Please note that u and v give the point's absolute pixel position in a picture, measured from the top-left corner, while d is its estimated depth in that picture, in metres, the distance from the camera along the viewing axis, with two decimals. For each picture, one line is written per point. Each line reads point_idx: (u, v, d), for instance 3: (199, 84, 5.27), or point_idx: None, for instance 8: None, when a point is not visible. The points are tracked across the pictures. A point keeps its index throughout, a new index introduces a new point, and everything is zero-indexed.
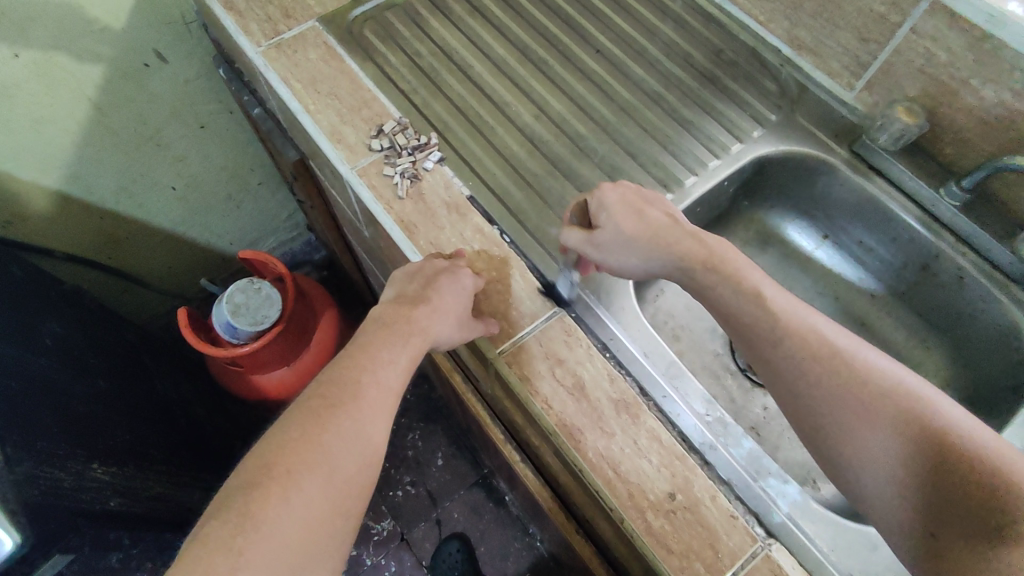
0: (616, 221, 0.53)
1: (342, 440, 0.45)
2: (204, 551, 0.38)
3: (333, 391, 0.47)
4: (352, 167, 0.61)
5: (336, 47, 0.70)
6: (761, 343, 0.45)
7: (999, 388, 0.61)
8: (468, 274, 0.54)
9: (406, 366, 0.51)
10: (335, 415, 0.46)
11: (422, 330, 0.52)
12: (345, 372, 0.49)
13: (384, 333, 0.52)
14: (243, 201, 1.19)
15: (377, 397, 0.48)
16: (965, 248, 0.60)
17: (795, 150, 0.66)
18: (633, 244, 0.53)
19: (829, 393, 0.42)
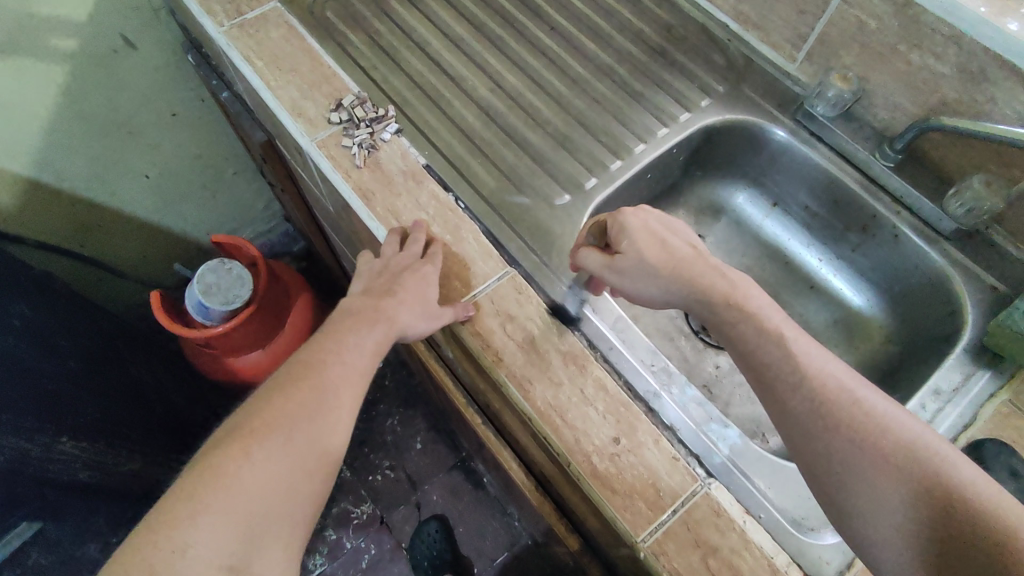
0: (639, 247, 0.53)
1: (308, 414, 0.48)
2: (172, 505, 0.41)
3: (300, 371, 0.51)
4: (311, 140, 0.63)
5: (297, 26, 0.71)
6: (777, 390, 0.46)
7: (931, 339, 0.62)
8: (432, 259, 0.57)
9: (372, 349, 0.54)
10: (302, 390, 0.49)
11: (388, 317, 0.55)
12: (313, 354, 0.52)
13: (353, 321, 0.56)
14: (217, 191, 1.23)
15: (342, 377, 0.52)
16: (900, 206, 0.64)
17: (741, 119, 0.69)
18: (656, 274, 0.52)
19: (842, 442, 0.42)
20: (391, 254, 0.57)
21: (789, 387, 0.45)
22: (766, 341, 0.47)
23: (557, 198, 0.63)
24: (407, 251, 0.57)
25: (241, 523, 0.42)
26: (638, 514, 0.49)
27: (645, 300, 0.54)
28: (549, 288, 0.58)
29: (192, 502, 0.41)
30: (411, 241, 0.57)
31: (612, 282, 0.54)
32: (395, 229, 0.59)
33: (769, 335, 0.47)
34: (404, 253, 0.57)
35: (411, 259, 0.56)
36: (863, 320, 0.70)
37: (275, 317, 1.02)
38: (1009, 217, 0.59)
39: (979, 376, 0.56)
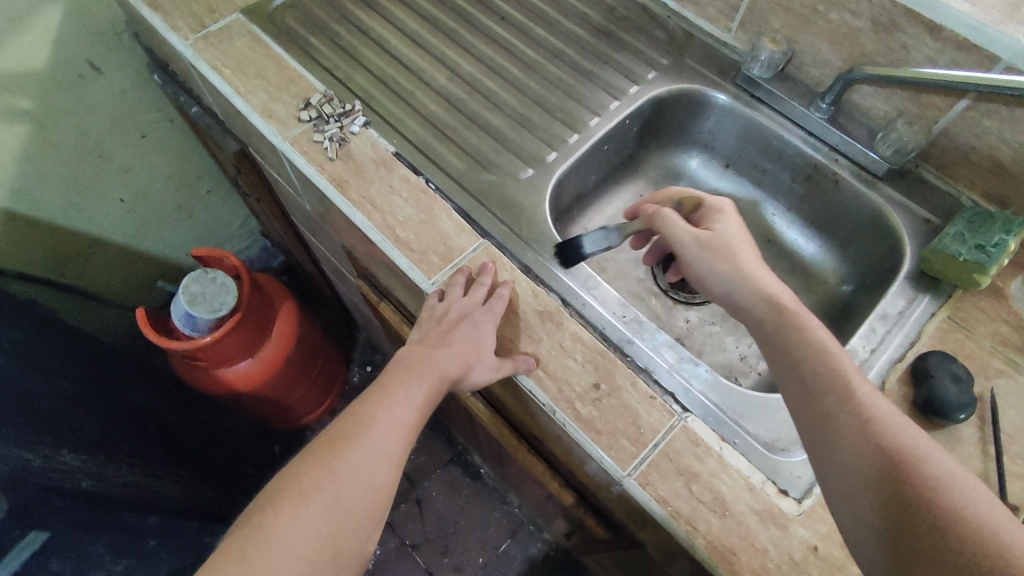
0: (728, 230, 0.53)
1: (354, 468, 0.50)
2: (222, 558, 0.44)
3: (350, 424, 0.53)
4: (284, 138, 0.66)
5: (259, 34, 0.74)
6: (802, 401, 0.44)
7: (879, 272, 0.67)
8: (495, 301, 0.57)
9: (422, 401, 0.55)
10: (349, 444, 0.51)
11: (444, 371, 0.56)
12: (364, 407, 0.54)
13: (402, 374, 0.56)
14: (193, 211, 1.25)
15: (389, 430, 0.53)
16: (836, 154, 0.69)
17: (685, 88, 0.74)
18: (735, 258, 0.52)
19: (857, 464, 0.40)
20: (455, 299, 0.57)
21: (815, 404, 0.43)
22: (805, 359, 0.45)
23: (521, 173, 0.67)
24: (470, 297, 0.57)
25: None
26: (623, 450, 0.52)
27: (707, 284, 0.53)
28: (521, 255, 0.62)
29: (241, 564, 0.44)
30: (479, 283, 0.58)
31: (687, 252, 0.54)
32: (465, 268, 0.60)
33: (804, 351, 0.45)
34: (467, 298, 0.57)
35: (473, 306, 0.57)
36: (819, 265, 0.75)
37: (261, 327, 1.04)
38: (934, 154, 0.65)
39: (920, 299, 0.60)
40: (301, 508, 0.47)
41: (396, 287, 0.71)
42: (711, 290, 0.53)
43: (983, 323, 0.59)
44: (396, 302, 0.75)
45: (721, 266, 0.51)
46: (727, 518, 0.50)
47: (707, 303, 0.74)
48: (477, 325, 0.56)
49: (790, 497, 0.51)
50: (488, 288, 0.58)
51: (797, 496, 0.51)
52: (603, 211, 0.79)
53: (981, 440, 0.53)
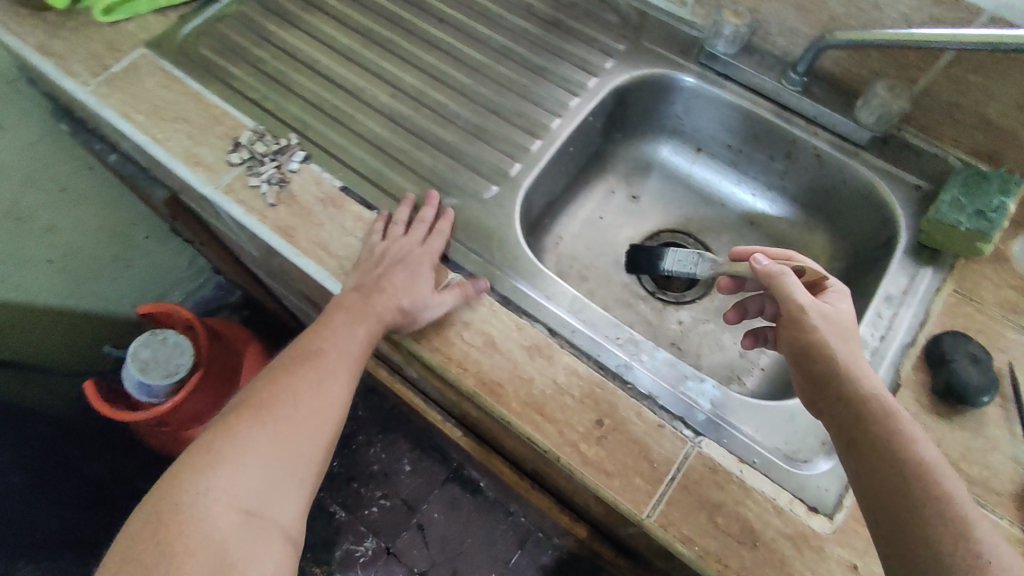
0: (847, 316, 0.46)
1: (293, 396, 0.48)
2: (167, 487, 0.42)
3: (293, 358, 0.51)
4: (215, 187, 0.59)
5: (172, 70, 0.65)
6: (903, 530, 0.36)
7: (874, 247, 0.64)
8: (438, 238, 0.57)
9: (364, 335, 0.52)
10: (291, 374, 0.49)
11: (387, 306, 0.52)
12: (307, 343, 0.52)
13: (340, 311, 0.53)
14: (132, 260, 1.15)
15: (334, 360, 0.51)
16: (816, 127, 0.65)
17: (647, 73, 0.69)
18: (852, 344, 0.44)
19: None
20: (393, 239, 0.56)
21: (921, 539, 0.35)
22: (916, 484, 0.37)
23: (485, 191, 0.61)
24: (410, 236, 0.56)
25: (231, 497, 0.42)
26: (638, 490, 0.48)
27: (812, 357, 0.44)
28: (497, 284, 0.56)
29: (186, 488, 0.42)
30: (420, 220, 0.57)
31: (807, 316, 0.45)
32: (424, 208, 0.58)
33: (915, 473, 0.37)
34: (404, 238, 0.56)
35: (411, 245, 0.55)
36: (806, 243, 0.71)
37: (227, 379, 0.97)
38: (916, 115, 0.61)
39: (923, 274, 0.57)
40: (244, 434, 0.45)
41: None
42: (816, 366, 0.43)
43: (990, 292, 0.56)
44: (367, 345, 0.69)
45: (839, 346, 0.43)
46: (758, 549, 0.46)
47: (698, 301, 0.70)
48: (414, 260, 0.55)
49: (821, 513, 0.47)
50: (428, 225, 0.58)
51: (829, 511, 0.47)
52: (575, 214, 0.73)
53: (1007, 420, 0.50)
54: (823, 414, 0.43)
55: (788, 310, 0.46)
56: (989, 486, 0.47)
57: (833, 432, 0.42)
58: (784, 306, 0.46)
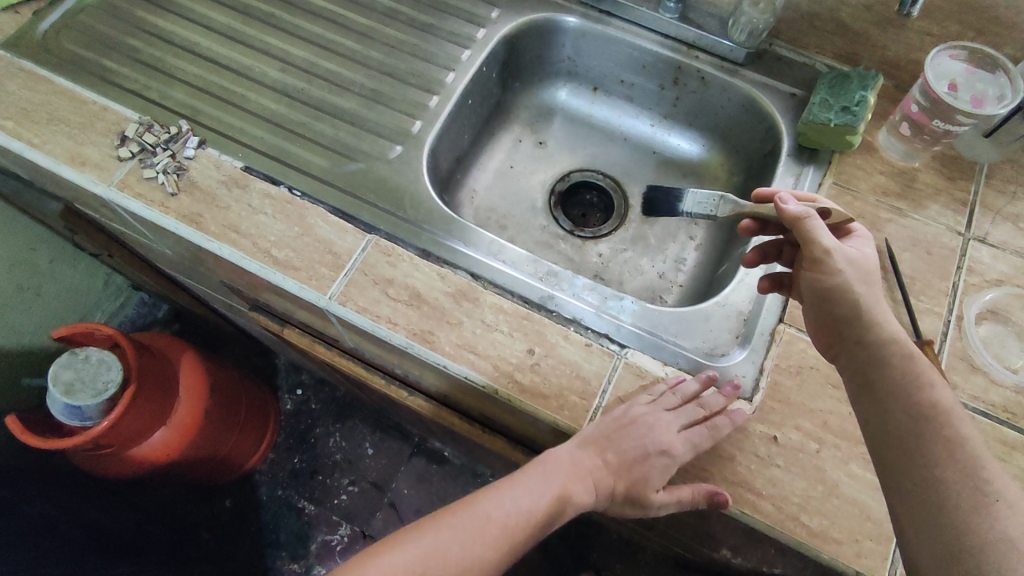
0: (871, 261, 0.46)
1: (442, 560, 0.43)
2: None
3: (453, 511, 0.46)
4: (108, 185, 0.57)
5: (37, 70, 0.62)
6: (909, 466, 0.39)
7: (762, 157, 0.68)
8: (701, 428, 0.48)
9: (533, 516, 0.46)
10: (449, 535, 0.44)
11: (569, 481, 0.48)
12: (476, 498, 0.47)
13: (534, 475, 0.48)
14: (42, 287, 1.08)
15: (495, 534, 0.45)
16: (696, 51, 0.69)
17: (532, 19, 0.70)
18: (874, 286, 0.45)
19: (966, 558, 0.35)
20: (654, 409, 0.49)
21: (929, 478, 0.38)
22: (930, 433, 0.40)
23: (390, 152, 0.62)
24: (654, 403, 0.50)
25: None
26: (575, 407, 0.50)
27: (832, 302, 0.45)
28: (415, 239, 0.57)
29: None
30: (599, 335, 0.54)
31: (833, 258, 0.45)
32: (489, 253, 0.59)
33: (927, 416, 0.40)
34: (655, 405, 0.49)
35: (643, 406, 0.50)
36: (703, 163, 0.75)
37: (163, 390, 0.95)
38: (783, 28, 0.67)
39: (806, 172, 0.62)
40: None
41: (295, 311, 0.64)
42: (835, 311, 0.45)
43: (864, 180, 0.61)
44: (300, 324, 0.69)
45: (861, 290, 0.44)
46: None
47: (614, 232, 0.73)
48: (646, 431, 0.48)
49: (741, 398, 0.52)
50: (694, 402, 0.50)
51: (748, 395, 0.52)
52: (486, 167, 0.75)
53: (888, 289, 0.55)
54: (842, 356, 0.46)
55: (809, 252, 0.47)
56: None
57: (851, 373, 0.45)
58: (805, 250, 0.47)
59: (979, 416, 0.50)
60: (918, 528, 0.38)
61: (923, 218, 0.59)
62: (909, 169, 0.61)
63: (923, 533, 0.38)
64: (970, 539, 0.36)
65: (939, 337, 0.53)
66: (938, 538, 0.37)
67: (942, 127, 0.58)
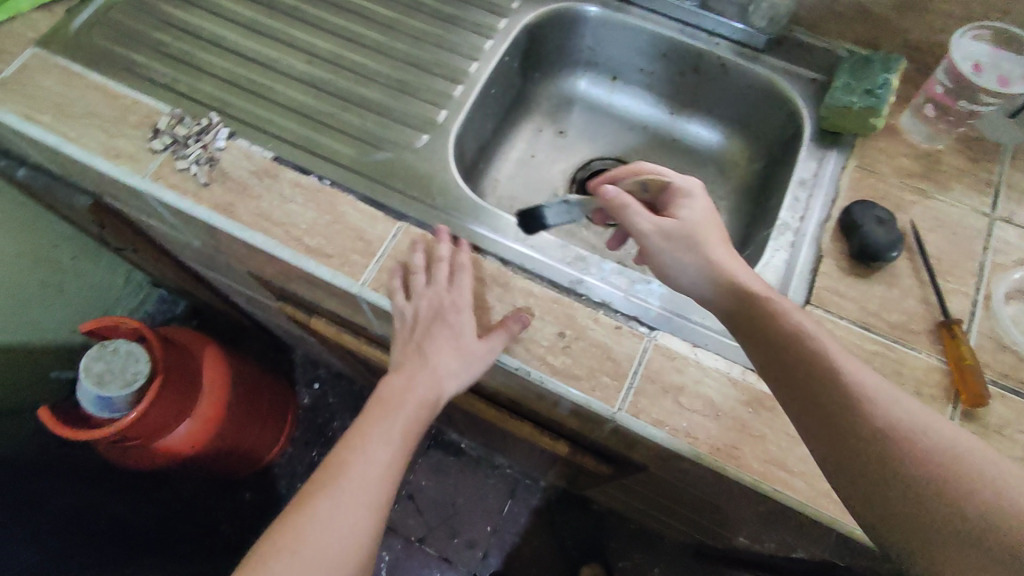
0: (690, 220, 0.50)
1: (329, 514, 0.47)
2: None
3: (325, 474, 0.49)
4: (142, 176, 0.58)
5: (70, 66, 0.63)
6: (810, 398, 0.40)
7: (783, 141, 0.69)
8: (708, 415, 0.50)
9: (398, 436, 0.51)
10: (324, 491, 0.48)
11: (424, 394, 0.52)
12: (337, 453, 0.50)
13: (380, 408, 0.52)
14: (65, 284, 1.09)
15: (368, 470, 0.49)
16: (716, 38, 0.69)
17: (554, 9, 0.71)
18: (697, 247, 0.49)
19: (962, 532, 0.34)
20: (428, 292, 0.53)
21: (829, 401, 0.39)
22: (809, 358, 0.41)
23: (417, 141, 0.62)
24: (434, 285, 0.53)
25: None
26: (606, 388, 0.51)
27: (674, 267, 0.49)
28: (445, 226, 0.58)
29: None
30: (438, 262, 0.54)
31: (649, 242, 0.50)
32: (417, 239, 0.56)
33: (797, 342, 0.42)
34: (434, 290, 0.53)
35: (437, 300, 0.53)
36: (722, 150, 0.76)
37: (188, 382, 0.96)
38: (804, 14, 0.67)
39: (829, 156, 0.62)
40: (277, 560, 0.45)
41: (323, 300, 0.65)
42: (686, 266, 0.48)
43: (888, 163, 0.61)
44: (327, 314, 0.70)
45: (683, 257, 0.49)
46: (721, 418, 0.50)
47: None
48: (444, 317, 0.53)
49: None
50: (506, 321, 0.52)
51: None
52: (507, 156, 0.76)
53: (915, 270, 0.56)
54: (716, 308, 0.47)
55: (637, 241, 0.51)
56: (907, 328, 0.53)
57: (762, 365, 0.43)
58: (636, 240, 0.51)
59: (1010, 394, 0.50)
60: (845, 455, 0.38)
61: (948, 200, 0.59)
62: (933, 151, 0.61)
63: (851, 459, 0.38)
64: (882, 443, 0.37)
65: (967, 317, 0.53)
66: (864, 457, 0.37)
67: (967, 107, 0.60)
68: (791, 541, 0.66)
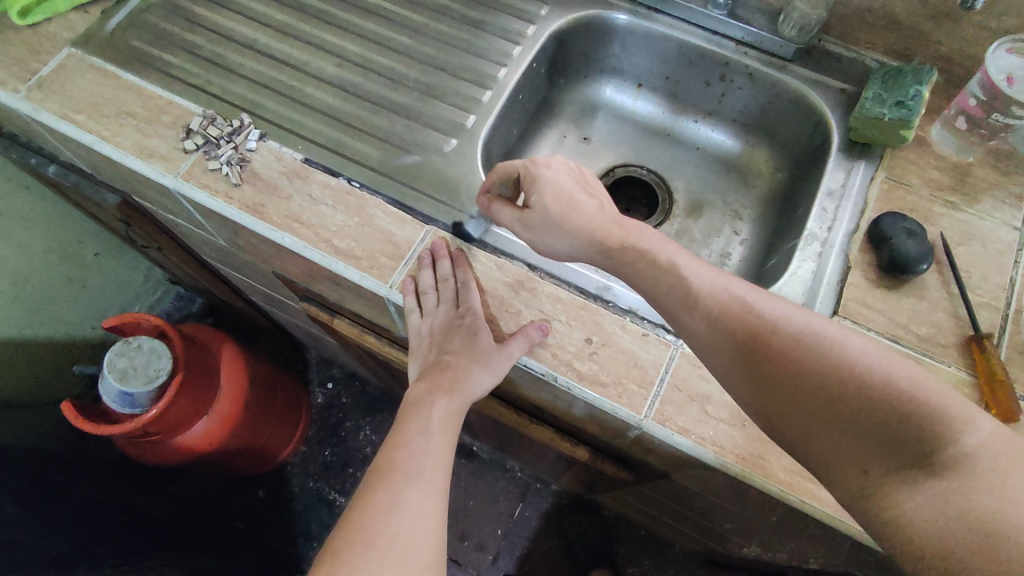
0: (542, 201, 0.51)
1: (395, 509, 0.47)
2: None
3: (376, 475, 0.50)
4: (174, 176, 0.59)
5: (106, 66, 0.64)
6: (725, 350, 0.43)
7: (809, 150, 0.68)
8: (736, 425, 0.50)
9: (439, 430, 0.53)
10: (379, 489, 0.48)
11: (455, 392, 0.54)
12: (383, 456, 0.51)
13: (414, 410, 0.54)
14: (87, 279, 1.10)
15: (418, 462, 0.50)
16: (744, 47, 0.69)
17: (581, 16, 0.71)
18: (559, 223, 0.50)
19: (872, 439, 0.38)
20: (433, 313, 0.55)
21: (737, 349, 0.43)
22: (702, 305, 0.44)
23: (445, 145, 0.63)
24: (444, 304, 0.54)
25: None
26: (633, 394, 0.51)
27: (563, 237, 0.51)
28: (472, 230, 0.58)
29: None
30: (442, 279, 0.54)
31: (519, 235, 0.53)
32: (426, 253, 0.56)
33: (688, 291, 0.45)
34: (441, 307, 0.54)
35: (451, 313, 0.54)
36: (747, 158, 0.75)
37: (207, 379, 0.97)
38: (833, 24, 0.67)
39: (857, 166, 0.62)
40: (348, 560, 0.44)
41: (347, 301, 0.66)
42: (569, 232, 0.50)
43: (917, 174, 0.61)
44: (351, 315, 0.70)
45: (555, 237, 0.51)
46: (749, 428, 0.50)
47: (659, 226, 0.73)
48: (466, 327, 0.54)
49: None
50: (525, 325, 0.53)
51: None
52: None
53: (945, 282, 0.55)
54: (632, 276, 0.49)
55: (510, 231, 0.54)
56: (937, 341, 0.53)
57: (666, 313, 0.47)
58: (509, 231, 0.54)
59: None
60: (770, 394, 0.41)
61: (978, 212, 0.59)
62: (963, 162, 0.61)
63: (774, 396, 0.41)
64: (786, 371, 0.40)
65: (997, 330, 0.53)
66: (780, 389, 0.41)
67: (1001, 121, 0.60)
68: (812, 553, 0.66)
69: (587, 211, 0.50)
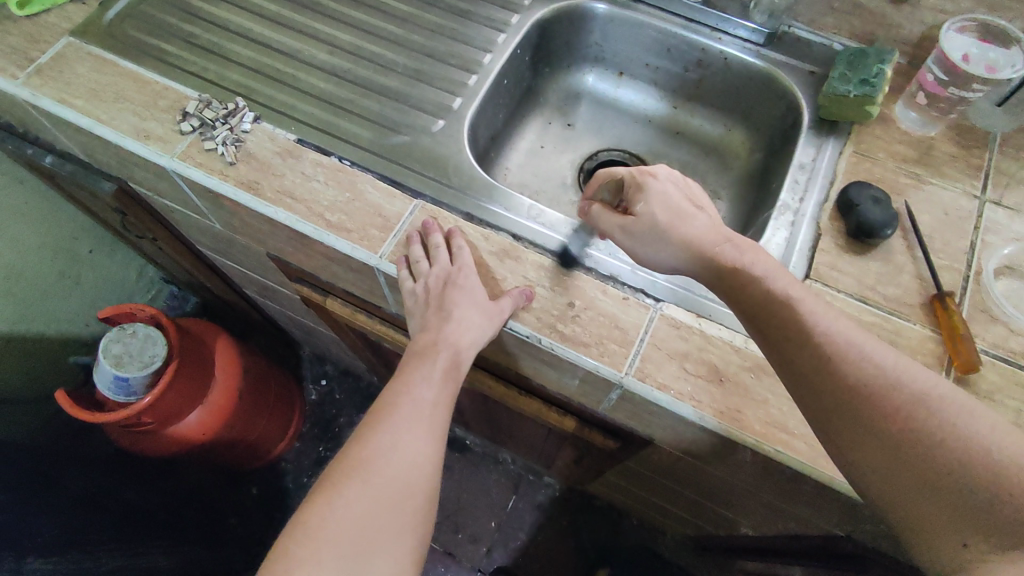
0: (650, 209, 0.51)
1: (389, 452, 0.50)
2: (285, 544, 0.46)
3: (376, 417, 0.53)
4: (170, 156, 0.61)
5: (103, 54, 0.66)
6: (814, 381, 0.42)
7: (782, 130, 0.72)
8: (712, 380, 0.52)
9: (439, 380, 0.54)
10: (377, 432, 0.51)
11: (453, 347, 0.55)
12: (385, 399, 0.54)
13: (415, 360, 0.55)
14: (80, 276, 1.12)
15: (416, 409, 0.53)
16: (718, 33, 0.72)
17: (563, 6, 0.74)
18: (664, 232, 0.50)
19: (968, 509, 0.36)
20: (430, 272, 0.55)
21: (833, 383, 0.41)
22: (804, 339, 0.42)
23: (433, 126, 0.65)
24: (439, 263, 0.55)
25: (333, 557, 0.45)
26: (615, 354, 0.53)
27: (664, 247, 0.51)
28: (460, 204, 0.61)
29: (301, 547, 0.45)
30: (435, 246, 0.56)
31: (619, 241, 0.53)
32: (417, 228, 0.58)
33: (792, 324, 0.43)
34: (437, 265, 0.55)
35: (446, 269, 0.55)
36: (725, 142, 0.79)
37: (202, 370, 0.98)
38: (801, 10, 0.70)
39: (826, 143, 0.65)
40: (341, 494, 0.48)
41: (339, 278, 0.68)
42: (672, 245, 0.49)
43: (883, 148, 0.64)
44: (343, 294, 0.73)
45: (655, 247, 0.50)
46: (725, 383, 0.52)
47: None
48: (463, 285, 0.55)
49: None
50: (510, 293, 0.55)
51: None
52: (517, 146, 0.79)
53: (909, 246, 0.58)
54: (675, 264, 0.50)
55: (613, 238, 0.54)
56: (902, 301, 0.55)
57: (764, 341, 0.45)
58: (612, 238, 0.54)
59: (1001, 362, 0.52)
60: (861, 441, 0.40)
61: (940, 182, 0.62)
62: (925, 137, 0.64)
63: (867, 444, 0.40)
64: (888, 423, 0.39)
65: (959, 290, 0.56)
66: (873, 439, 0.39)
67: (957, 95, 0.62)
68: (793, 517, 0.68)
69: (697, 223, 0.50)
